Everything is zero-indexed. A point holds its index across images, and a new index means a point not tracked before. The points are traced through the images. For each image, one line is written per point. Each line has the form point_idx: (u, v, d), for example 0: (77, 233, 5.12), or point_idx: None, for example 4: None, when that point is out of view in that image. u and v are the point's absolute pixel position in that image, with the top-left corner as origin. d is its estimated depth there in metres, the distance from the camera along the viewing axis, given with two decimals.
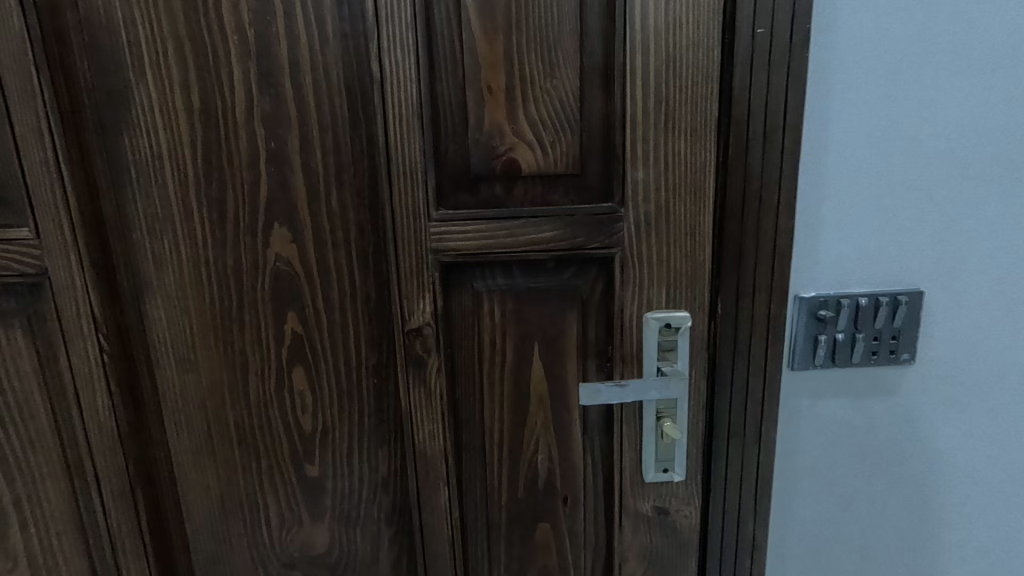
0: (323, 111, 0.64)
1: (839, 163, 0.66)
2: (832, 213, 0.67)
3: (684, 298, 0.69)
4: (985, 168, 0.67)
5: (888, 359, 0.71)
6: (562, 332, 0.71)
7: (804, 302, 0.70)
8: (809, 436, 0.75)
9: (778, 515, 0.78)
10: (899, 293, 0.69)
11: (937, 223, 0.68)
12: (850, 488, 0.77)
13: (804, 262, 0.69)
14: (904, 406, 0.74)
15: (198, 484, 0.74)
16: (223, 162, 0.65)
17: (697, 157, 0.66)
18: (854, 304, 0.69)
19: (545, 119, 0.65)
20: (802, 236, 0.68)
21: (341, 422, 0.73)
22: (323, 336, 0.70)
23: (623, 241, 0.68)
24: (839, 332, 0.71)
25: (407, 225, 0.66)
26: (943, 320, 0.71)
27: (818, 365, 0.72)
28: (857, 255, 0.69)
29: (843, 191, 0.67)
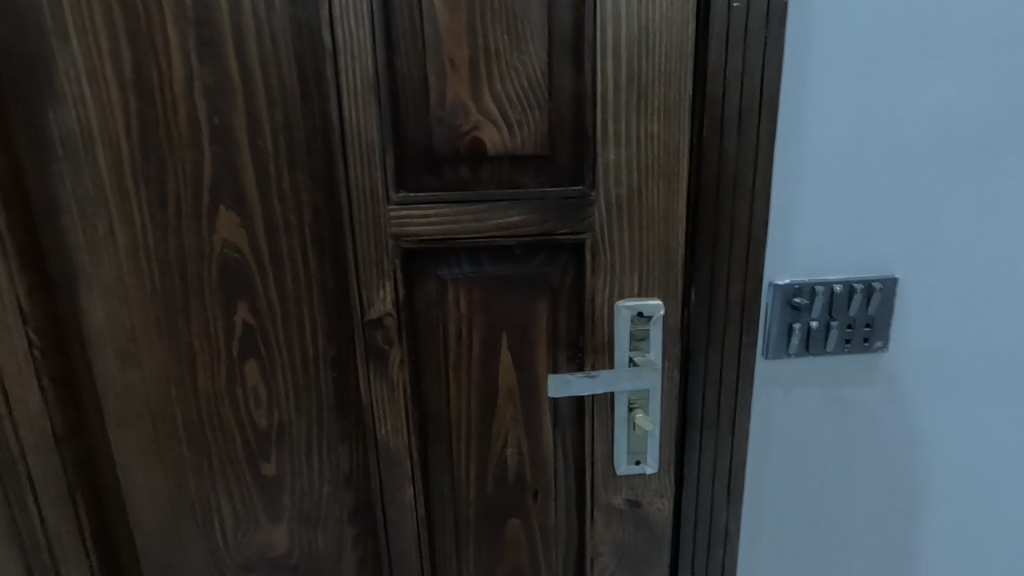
0: (271, 85, 0.59)
1: (816, 145, 0.64)
2: (808, 197, 0.65)
3: (657, 285, 0.67)
4: (962, 150, 0.65)
5: (862, 346, 0.70)
6: (532, 321, 0.68)
7: (779, 289, 0.68)
8: (782, 426, 0.74)
9: (751, 505, 0.77)
10: (873, 280, 0.68)
11: (913, 207, 0.66)
12: (822, 478, 0.76)
13: (779, 248, 0.67)
14: (876, 394, 0.73)
15: (145, 485, 0.70)
16: (161, 140, 0.59)
17: (670, 139, 0.63)
18: (828, 292, 0.68)
19: (512, 96, 0.61)
20: (777, 221, 0.66)
21: (300, 418, 0.69)
22: (277, 328, 0.66)
23: (594, 225, 0.65)
24: (813, 320, 0.69)
25: (365, 209, 0.62)
26: (918, 307, 0.70)
27: (792, 353, 0.71)
28: (832, 241, 0.67)
29: (819, 174, 0.65)
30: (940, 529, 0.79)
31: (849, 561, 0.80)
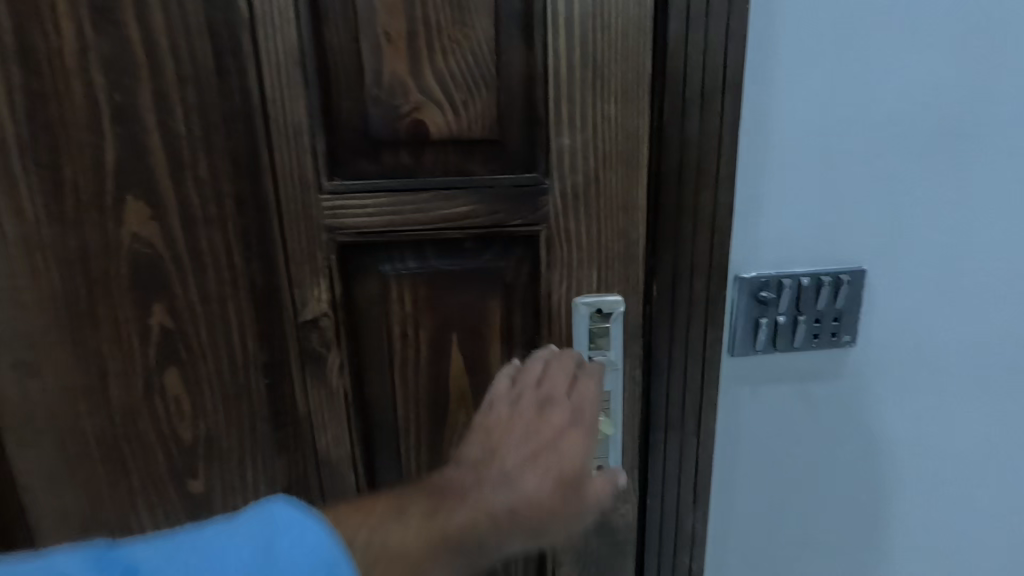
0: (180, 58, 0.52)
1: (785, 130, 0.60)
2: (775, 186, 0.61)
3: (617, 281, 0.63)
4: (935, 137, 0.62)
5: (830, 342, 0.67)
6: (484, 320, 0.63)
7: (744, 282, 0.64)
8: (749, 425, 0.71)
9: (718, 509, 0.74)
10: (841, 273, 0.65)
11: (883, 197, 0.63)
12: (790, 477, 0.73)
13: (744, 239, 0.63)
14: (843, 390, 0.70)
15: (54, 507, 0.63)
16: (54, 119, 0.52)
17: (628, 122, 0.58)
18: (795, 285, 0.65)
19: (456, 74, 0.56)
20: (743, 211, 0.62)
21: (229, 430, 0.63)
22: (200, 331, 0.59)
23: (549, 216, 0.60)
24: (781, 315, 0.66)
25: (294, 199, 0.56)
26: (886, 300, 0.67)
27: (758, 350, 0.67)
28: (799, 232, 0.63)
29: (787, 161, 0.61)
30: (907, 525, 0.78)
31: (817, 560, 0.78)
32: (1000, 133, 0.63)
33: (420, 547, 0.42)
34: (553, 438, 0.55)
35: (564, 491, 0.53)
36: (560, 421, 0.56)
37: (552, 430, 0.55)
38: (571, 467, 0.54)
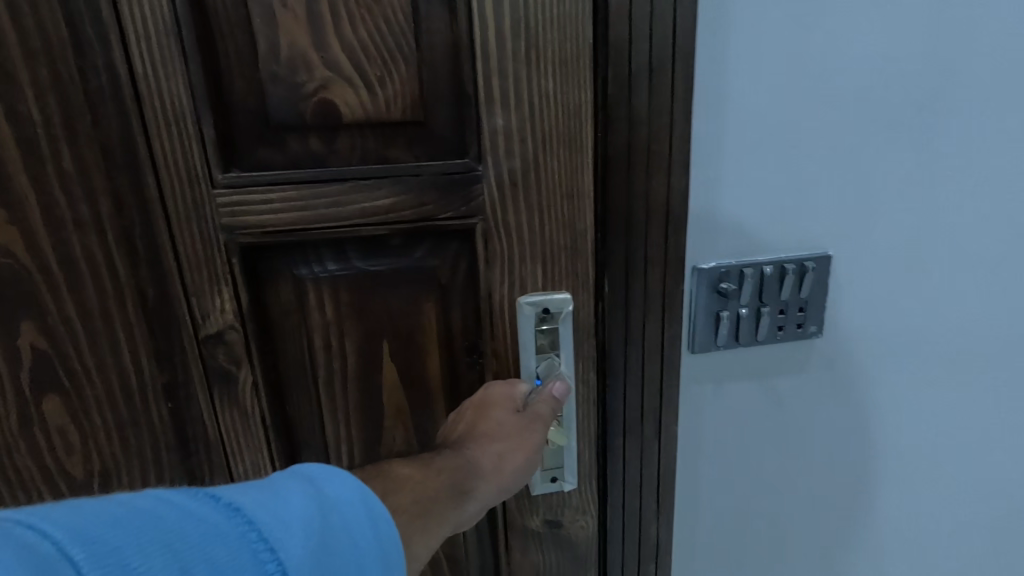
0: (24, 28, 0.43)
1: (742, 105, 0.54)
2: (734, 167, 0.56)
3: (564, 277, 0.57)
4: (904, 109, 0.57)
5: (795, 333, 0.63)
6: (419, 326, 0.57)
7: (702, 274, 0.59)
8: (711, 427, 0.66)
9: (682, 513, 0.69)
10: (806, 259, 0.60)
11: (849, 176, 0.58)
12: (757, 477, 0.69)
13: (701, 227, 0.57)
14: (808, 386, 0.66)
15: None
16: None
17: (570, 99, 0.51)
18: (757, 274, 0.60)
19: (368, 45, 0.48)
20: (699, 195, 0.56)
21: (129, 463, 0.55)
22: (83, 353, 0.51)
23: (484, 207, 0.53)
24: (743, 307, 0.61)
25: (183, 195, 0.48)
26: (853, 287, 0.63)
27: (720, 345, 0.62)
28: (761, 218, 0.58)
29: (746, 139, 0.55)
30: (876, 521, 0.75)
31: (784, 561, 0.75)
32: (974, 105, 0.58)
33: (418, 484, 0.45)
34: (492, 404, 0.54)
35: (517, 439, 0.53)
36: (495, 391, 0.55)
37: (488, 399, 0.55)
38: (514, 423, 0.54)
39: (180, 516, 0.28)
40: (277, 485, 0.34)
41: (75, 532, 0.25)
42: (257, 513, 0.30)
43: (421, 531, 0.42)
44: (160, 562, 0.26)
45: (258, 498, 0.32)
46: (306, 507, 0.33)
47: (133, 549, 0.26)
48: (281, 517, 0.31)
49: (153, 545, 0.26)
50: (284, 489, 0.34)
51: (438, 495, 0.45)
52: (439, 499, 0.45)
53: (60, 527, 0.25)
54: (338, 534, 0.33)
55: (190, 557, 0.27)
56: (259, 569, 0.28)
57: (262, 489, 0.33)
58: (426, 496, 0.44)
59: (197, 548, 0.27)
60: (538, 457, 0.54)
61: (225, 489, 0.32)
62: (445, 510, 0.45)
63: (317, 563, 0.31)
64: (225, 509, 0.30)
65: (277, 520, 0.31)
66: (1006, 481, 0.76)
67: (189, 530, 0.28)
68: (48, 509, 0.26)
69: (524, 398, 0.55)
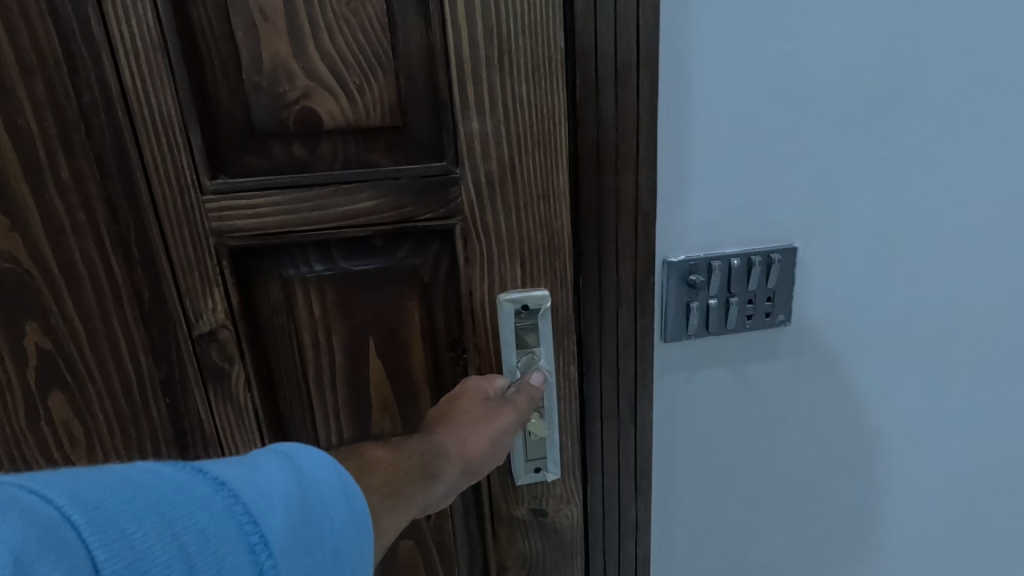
0: (20, 47, 0.46)
1: (709, 103, 0.55)
2: (702, 163, 0.57)
3: (542, 274, 0.59)
4: (872, 106, 0.58)
5: (764, 322, 0.65)
6: (403, 322, 0.59)
7: (672, 267, 0.61)
8: (686, 414, 0.68)
9: (661, 497, 0.72)
10: (772, 252, 0.62)
11: (818, 171, 0.60)
12: (733, 463, 0.71)
13: (670, 221, 0.59)
14: (778, 373, 0.68)
15: None
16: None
17: (544, 102, 0.53)
18: (726, 266, 0.61)
19: (346, 55, 0.50)
20: (668, 192, 0.58)
21: (131, 455, 0.58)
22: (83, 351, 0.54)
23: (463, 208, 0.55)
24: (712, 298, 0.62)
25: (174, 202, 0.50)
26: (822, 276, 0.64)
27: (691, 334, 0.64)
28: (730, 213, 0.60)
29: (713, 136, 0.56)
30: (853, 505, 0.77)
31: (765, 547, 0.77)
32: (942, 100, 0.59)
33: (391, 464, 0.48)
34: (466, 395, 0.57)
35: (486, 429, 0.55)
36: (471, 383, 0.58)
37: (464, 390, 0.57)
38: (484, 412, 0.56)
39: (171, 486, 0.30)
40: (257, 461, 0.36)
41: (75, 499, 0.27)
42: (241, 488, 0.33)
43: (391, 510, 0.45)
44: (154, 529, 0.28)
45: (241, 474, 0.34)
46: (285, 483, 0.35)
47: (130, 515, 0.28)
48: (262, 492, 0.33)
49: (147, 512, 0.28)
50: (264, 465, 0.36)
51: (407, 476, 0.48)
52: (409, 479, 0.48)
53: (62, 493, 0.27)
54: (314, 508, 0.36)
55: (181, 524, 0.29)
56: (242, 539, 0.31)
57: (245, 465, 0.35)
58: (396, 477, 0.47)
59: (189, 516, 0.29)
60: (506, 445, 0.56)
61: (210, 464, 0.34)
62: (414, 491, 0.48)
63: (294, 535, 0.33)
64: (212, 482, 0.32)
65: (257, 494, 0.33)
66: (982, 467, 0.77)
67: (180, 500, 0.30)
68: (47, 475, 0.28)
69: (502, 390, 0.58)
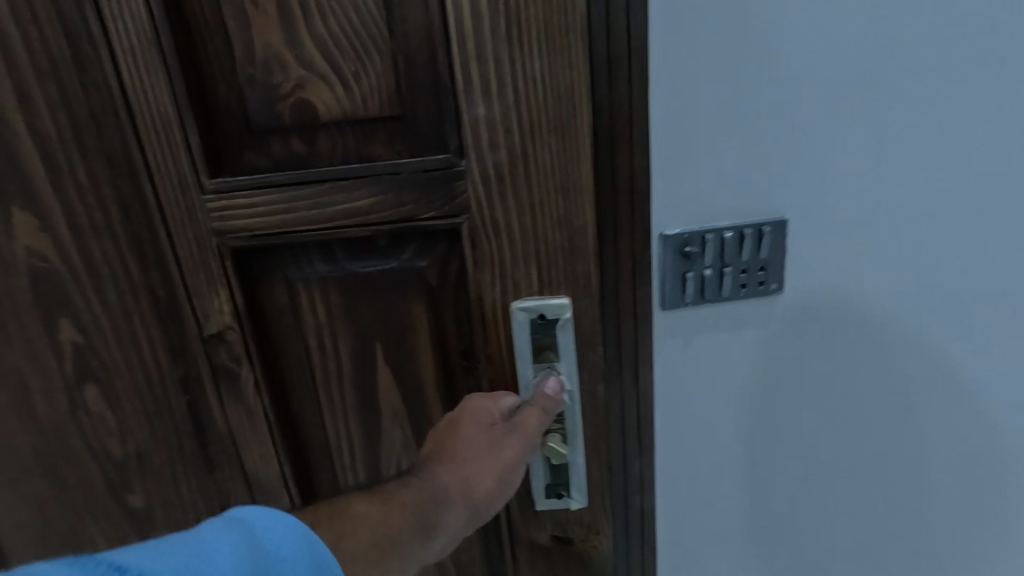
0: (33, 52, 0.46)
1: (708, 44, 0.48)
2: (699, 112, 0.50)
3: (562, 280, 0.51)
4: (918, 63, 0.50)
5: (760, 294, 0.56)
6: (410, 328, 0.55)
7: (669, 238, 0.54)
8: (688, 400, 0.60)
9: (669, 495, 0.64)
10: (763, 222, 0.54)
11: (829, 124, 0.51)
12: (752, 461, 0.64)
13: (662, 180, 0.52)
14: (779, 355, 0.60)
15: (7, 520, 0.62)
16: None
17: (559, 80, 0.46)
18: (719, 239, 0.54)
19: (341, 39, 0.46)
20: (663, 154, 0.51)
21: (158, 446, 0.60)
22: (110, 347, 0.56)
23: (469, 205, 0.49)
24: (706, 272, 0.55)
25: (177, 202, 0.49)
26: (828, 241, 0.55)
27: (687, 305, 0.56)
28: (730, 173, 0.52)
29: (710, 80, 0.49)
30: (879, 513, 0.68)
31: (780, 558, 0.69)
32: None
33: (377, 527, 0.44)
34: (470, 421, 0.51)
35: (493, 466, 0.50)
36: (474, 405, 0.51)
37: (467, 415, 0.51)
38: (490, 447, 0.50)
39: None
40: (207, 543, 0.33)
41: None
42: None
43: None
44: None
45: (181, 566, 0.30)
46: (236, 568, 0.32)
47: None
48: None
49: None
50: (214, 545, 0.33)
51: (400, 533, 0.45)
52: (405, 537, 0.45)
53: None
54: None
55: None
56: None
57: (193, 550, 0.32)
58: (384, 539, 0.44)
59: None
60: (519, 476, 0.51)
61: (146, 556, 0.30)
62: (410, 547, 0.45)
63: None
64: None
65: None
66: None
67: None
68: None
69: (508, 411, 0.51)
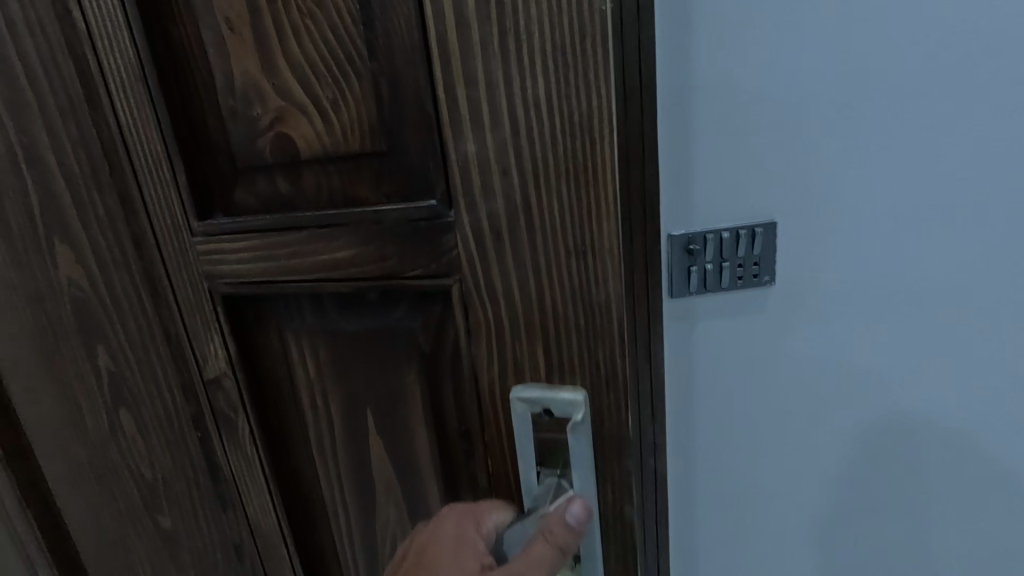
0: (56, 89, 0.47)
1: (708, 101, 0.69)
2: (700, 148, 0.72)
3: (577, 366, 0.39)
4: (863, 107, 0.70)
5: (752, 280, 0.79)
6: (402, 397, 0.46)
7: (674, 238, 0.76)
8: (690, 363, 0.83)
9: (678, 431, 0.87)
10: (756, 226, 0.75)
11: (802, 158, 0.73)
12: (746, 410, 0.86)
13: (671, 198, 0.75)
14: (761, 333, 0.82)
15: (76, 515, 0.68)
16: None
17: (570, 106, 0.33)
18: (718, 237, 0.76)
19: (317, 64, 0.39)
20: (671, 175, 0.73)
21: (178, 474, 0.60)
22: (136, 376, 0.56)
23: (460, 264, 0.39)
24: (708, 263, 0.77)
25: (171, 241, 0.47)
26: (806, 245, 0.77)
27: (694, 291, 0.79)
28: (724, 194, 0.74)
29: (712, 127, 0.71)
30: (846, 460, 0.90)
31: (763, 492, 0.92)
32: None
33: None
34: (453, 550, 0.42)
35: None
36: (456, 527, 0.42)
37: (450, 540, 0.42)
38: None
39: None
40: None
41: None
42: None
43: None
44: None
45: None
46: None
47: None
48: None
49: None
50: None
51: None
52: None
53: None
54: None
55: None
56: None
57: None
58: None
59: None
60: None
61: None
62: None
63: None
64: None
65: None
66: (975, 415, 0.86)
67: None
68: None
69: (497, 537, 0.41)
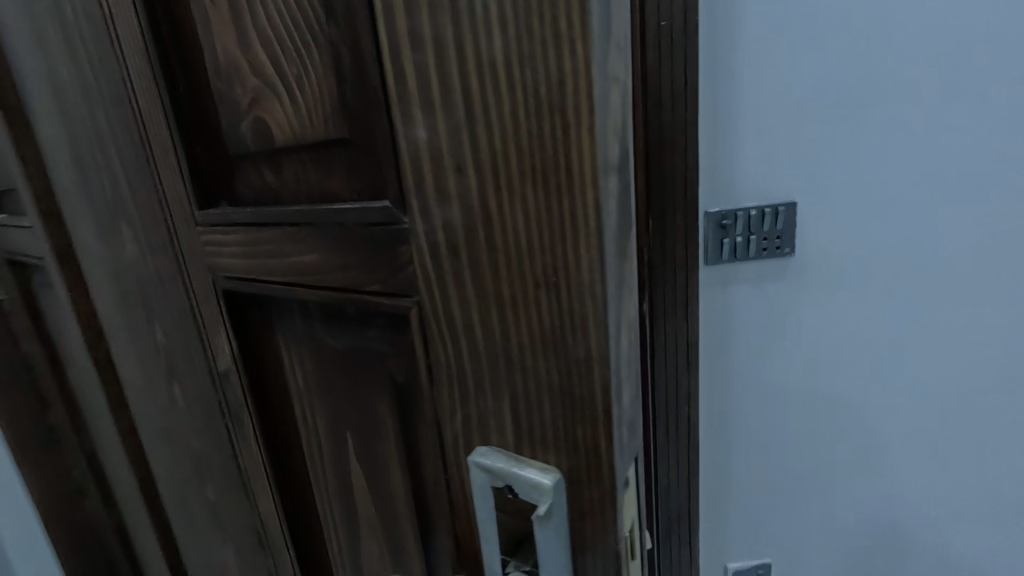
0: (107, 75, 0.48)
1: (747, 83, 0.74)
2: (735, 125, 0.75)
3: (551, 439, 0.28)
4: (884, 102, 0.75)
5: (776, 254, 0.81)
6: (377, 426, 0.40)
7: (709, 216, 0.79)
8: (722, 317, 0.85)
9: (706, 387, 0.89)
10: (779, 204, 0.79)
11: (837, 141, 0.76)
12: (778, 373, 0.89)
13: (705, 170, 0.77)
14: (794, 299, 0.84)
15: (155, 467, 0.75)
16: (64, 145, 0.56)
17: (539, 74, 0.23)
18: (747, 214, 0.79)
19: (282, 33, 0.33)
20: (706, 151, 0.77)
21: (215, 452, 0.61)
22: (180, 355, 0.58)
23: (418, 286, 0.30)
24: (737, 236, 0.80)
25: (183, 230, 0.46)
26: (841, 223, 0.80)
27: (724, 261, 0.82)
28: (757, 168, 0.77)
29: (755, 107, 0.75)
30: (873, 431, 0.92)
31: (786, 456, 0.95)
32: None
33: None
34: None
35: None
36: None
37: None
38: None
39: None
40: None
41: None
42: None
43: None
44: None
45: None
46: None
47: None
48: None
49: None
50: None
51: None
52: None
53: None
54: None
55: None
56: None
57: None
58: None
59: None
60: None
61: None
62: None
63: None
64: None
65: None
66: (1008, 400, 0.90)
67: None
68: None
69: None
